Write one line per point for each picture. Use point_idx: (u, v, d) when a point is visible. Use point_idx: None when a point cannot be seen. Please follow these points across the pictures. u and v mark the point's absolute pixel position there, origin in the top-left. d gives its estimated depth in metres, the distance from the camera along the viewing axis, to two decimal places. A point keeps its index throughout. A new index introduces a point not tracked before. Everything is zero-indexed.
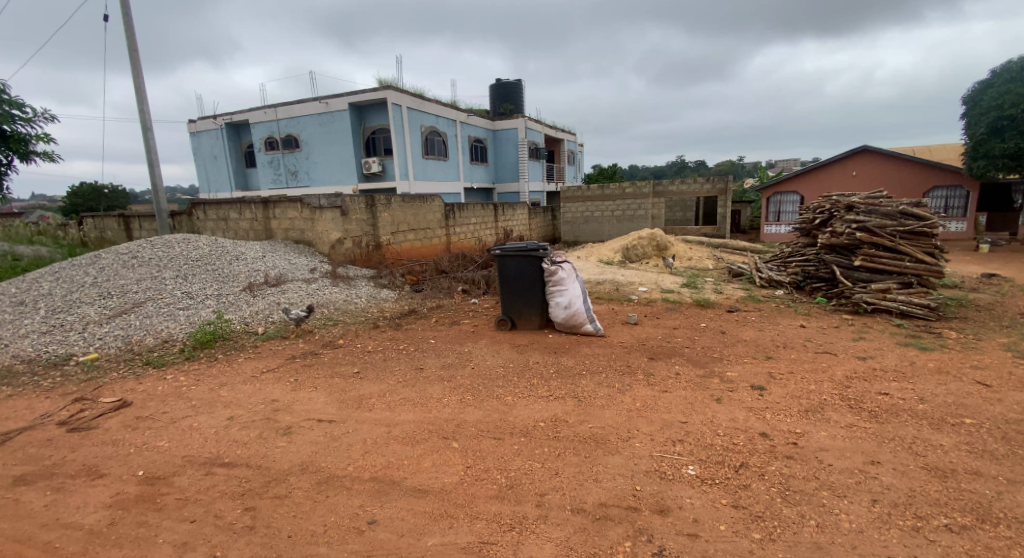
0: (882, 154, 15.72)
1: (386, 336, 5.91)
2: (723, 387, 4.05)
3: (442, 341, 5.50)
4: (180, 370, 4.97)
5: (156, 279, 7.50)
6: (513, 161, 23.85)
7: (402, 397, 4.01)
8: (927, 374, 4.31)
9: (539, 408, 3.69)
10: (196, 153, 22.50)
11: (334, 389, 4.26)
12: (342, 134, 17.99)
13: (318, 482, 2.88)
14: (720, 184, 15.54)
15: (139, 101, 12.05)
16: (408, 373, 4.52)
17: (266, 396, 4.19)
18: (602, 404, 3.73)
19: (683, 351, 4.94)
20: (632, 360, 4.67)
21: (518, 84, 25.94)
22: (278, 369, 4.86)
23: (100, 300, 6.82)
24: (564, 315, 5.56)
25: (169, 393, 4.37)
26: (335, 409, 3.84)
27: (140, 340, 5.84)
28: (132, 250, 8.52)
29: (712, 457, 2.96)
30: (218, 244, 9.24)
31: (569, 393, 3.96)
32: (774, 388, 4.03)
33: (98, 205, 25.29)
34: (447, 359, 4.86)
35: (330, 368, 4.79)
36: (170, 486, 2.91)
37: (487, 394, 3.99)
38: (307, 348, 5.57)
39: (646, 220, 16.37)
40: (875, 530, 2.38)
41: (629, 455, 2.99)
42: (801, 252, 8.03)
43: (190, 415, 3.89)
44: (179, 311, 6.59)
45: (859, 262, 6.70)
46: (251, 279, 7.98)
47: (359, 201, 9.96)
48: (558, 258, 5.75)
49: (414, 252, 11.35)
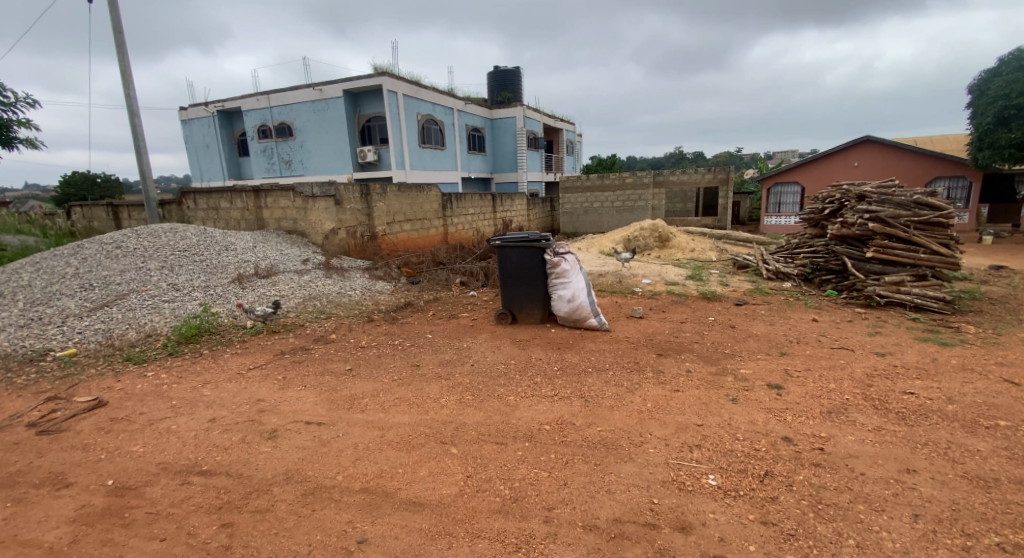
0: (885, 144, 15.45)
1: (381, 331, 5.63)
2: (738, 386, 3.81)
3: (440, 336, 5.25)
4: (162, 367, 4.70)
5: (141, 270, 7.19)
6: (511, 151, 23.49)
7: (398, 397, 3.75)
8: (951, 371, 4.09)
9: (543, 409, 3.46)
10: (189, 140, 22.11)
11: (325, 388, 4.00)
12: (336, 122, 17.63)
13: (304, 493, 2.62)
14: (721, 174, 15.40)
15: (125, 86, 11.73)
16: (403, 370, 4.26)
17: (251, 396, 3.93)
18: (610, 405, 3.50)
19: (692, 347, 4.70)
20: (640, 357, 4.43)
21: (516, 71, 25.48)
22: (265, 366, 4.60)
23: (81, 292, 6.52)
24: (567, 309, 5.32)
25: (148, 392, 4.11)
26: (325, 410, 3.59)
27: (123, 334, 5.58)
28: (117, 240, 8.21)
29: (734, 465, 2.72)
30: (206, 234, 8.92)
31: (575, 392, 3.72)
32: (793, 387, 3.78)
33: (92, 195, 25.13)
34: (446, 355, 4.60)
35: (321, 365, 4.53)
36: (141, 498, 2.65)
37: (487, 393, 3.74)
38: (297, 343, 5.29)
39: (646, 211, 16.11)
40: (921, 550, 2.15)
41: (644, 463, 2.75)
42: (809, 244, 7.80)
43: (169, 416, 3.63)
44: (164, 304, 6.31)
45: (871, 253, 6.44)
46: (241, 271, 7.67)
47: (353, 190, 9.68)
48: (562, 249, 5.46)
49: (410, 244, 11.06)
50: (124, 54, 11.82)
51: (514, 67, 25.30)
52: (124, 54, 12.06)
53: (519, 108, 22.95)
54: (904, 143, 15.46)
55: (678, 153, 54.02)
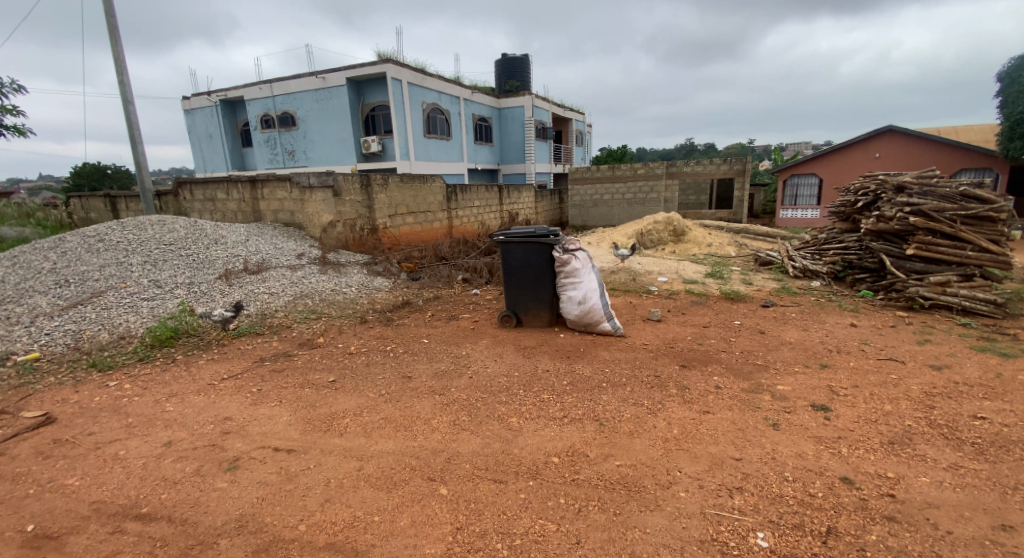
0: (909, 134, 14.72)
1: (374, 334, 5.15)
2: (779, 407, 3.27)
3: (437, 341, 4.75)
4: (127, 376, 4.26)
5: (121, 265, 6.74)
6: (519, 141, 22.87)
7: (383, 417, 3.26)
8: (1021, 391, 3.52)
9: (549, 436, 2.94)
10: (192, 130, 21.73)
11: (302, 404, 3.52)
12: (339, 111, 17.13)
13: (255, 551, 2.17)
14: (737, 165, 14.67)
15: (118, 73, 11.30)
16: (392, 383, 3.76)
17: (218, 413, 3.45)
18: (630, 431, 2.98)
19: (720, 357, 4.15)
20: (661, 369, 3.90)
21: (525, 59, 24.79)
22: (241, 375, 4.13)
23: (55, 289, 6.09)
24: (578, 312, 4.79)
25: (105, 407, 3.66)
26: (297, 434, 3.10)
27: (94, 336, 5.15)
28: (101, 232, 7.78)
29: (788, 519, 2.21)
30: (196, 227, 8.47)
31: (587, 413, 3.20)
32: (842, 408, 3.24)
33: (102, 186, 25.03)
34: (441, 365, 4.10)
35: (302, 375, 4.05)
36: (60, 553, 2.24)
37: (486, 413, 3.24)
38: (280, 348, 4.81)
39: (659, 204, 15.50)
40: None
41: (675, 513, 2.25)
42: (840, 239, 7.19)
43: (120, 438, 3.19)
44: (142, 303, 5.87)
45: (913, 250, 5.82)
46: (229, 266, 7.20)
47: (353, 180, 9.17)
48: (571, 245, 4.90)
49: (413, 237, 10.57)
50: (118, 40, 11.38)
51: (522, 55, 24.62)
52: (117, 40, 11.62)
53: (527, 97, 22.29)
54: (928, 134, 14.72)
55: (690, 144, 52.95)
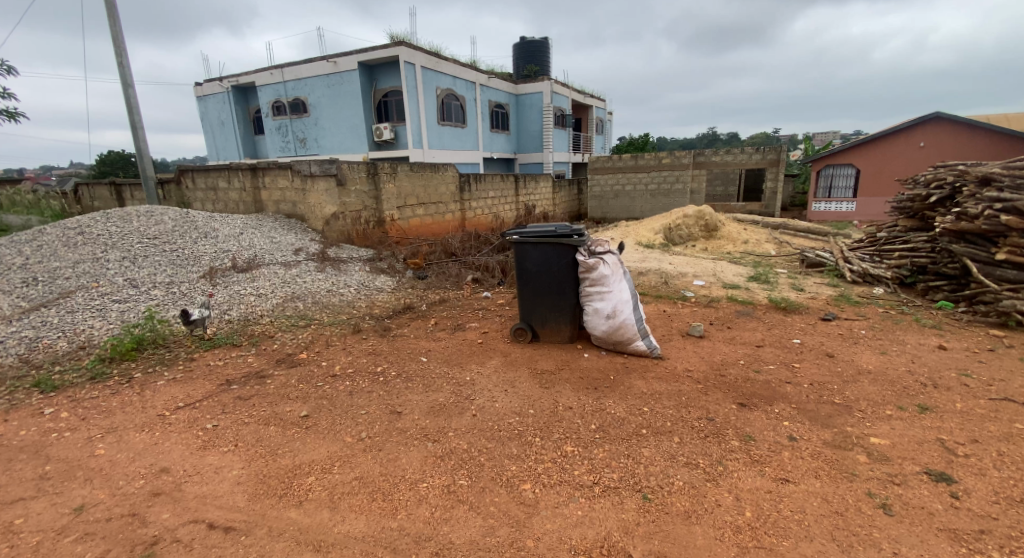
0: (960, 121, 13.43)
1: (366, 349, 4.39)
2: (882, 474, 2.45)
3: (438, 360, 3.98)
4: (70, 401, 3.56)
5: (97, 261, 6.10)
6: (537, 129, 21.94)
7: (359, 476, 2.51)
8: None
9: (576, 519, 2.17)
10: (204, 117, 21.23)
11: (260, 451, 2.79)
12: (351, 97, 16.40)
13: None
14: (771, 155, 13.44)
15: (117, 55, 10.71)
16: (376, 423, 3.02)
17: (156, 462, 2.73)
18: (689, 511, 2.20)
19: (787, 393, 3.31)
20: (714, 409, 3.09)
21: (544, 43, 23.76)
22: (200, 405, 3.40)
23: (20, 288, 5.46)
24: (606, 328, 3.99)
25: (27, 446, 2.96)
26: (243, 501, 2.36)
27: (50, 346, 4.49)
28: (83, 224, 7.16)
29: None
30: (187, 218, 7.81)
31: (624, 477, 2.42)
32: (970, 480, 2.41)
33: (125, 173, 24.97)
34: (440, 395, 3.34)
35: (273, 406, 3.32)
36: None
37: (492, 475, 2.47)
38: (255, 366, 4.08)
39: (685, 195, 14.46)
40: None
41: None
42: (906, 240, 6.25)
43: (27, 496, 2.49)
44: (112, 305, 5.21)
45: (1004, 255, 4.86)
46: (215, 264, 6.54)
47: (358, 169, 8.40)
48: (599, 247, 4.09)
49: (422, 230, 9.82)
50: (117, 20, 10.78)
51: (542, 38, 23.59)
52: (116, 19, 11.01)
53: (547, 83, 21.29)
54: (981, 121, 13.45)
55: (711, 133, 51.12)
